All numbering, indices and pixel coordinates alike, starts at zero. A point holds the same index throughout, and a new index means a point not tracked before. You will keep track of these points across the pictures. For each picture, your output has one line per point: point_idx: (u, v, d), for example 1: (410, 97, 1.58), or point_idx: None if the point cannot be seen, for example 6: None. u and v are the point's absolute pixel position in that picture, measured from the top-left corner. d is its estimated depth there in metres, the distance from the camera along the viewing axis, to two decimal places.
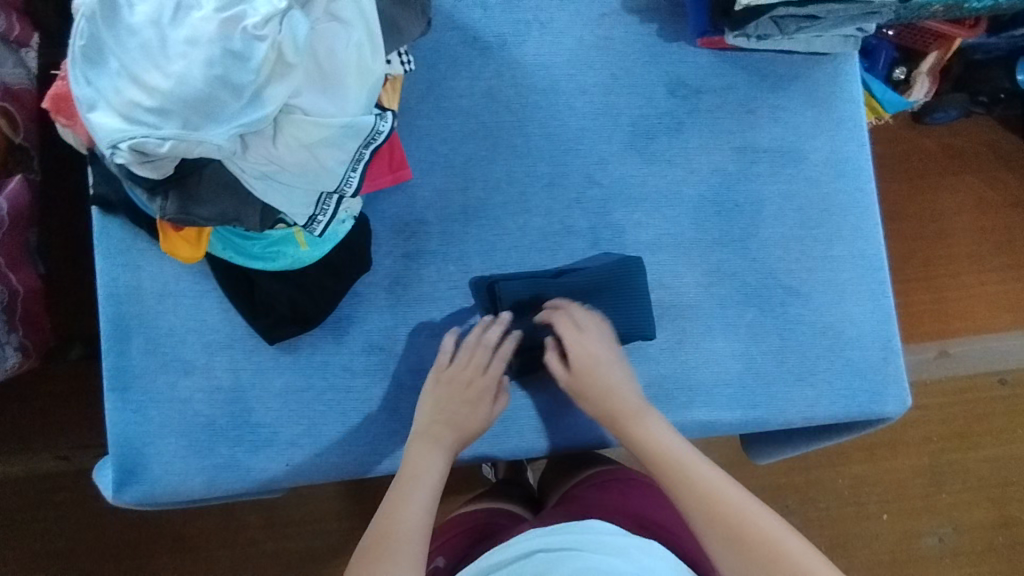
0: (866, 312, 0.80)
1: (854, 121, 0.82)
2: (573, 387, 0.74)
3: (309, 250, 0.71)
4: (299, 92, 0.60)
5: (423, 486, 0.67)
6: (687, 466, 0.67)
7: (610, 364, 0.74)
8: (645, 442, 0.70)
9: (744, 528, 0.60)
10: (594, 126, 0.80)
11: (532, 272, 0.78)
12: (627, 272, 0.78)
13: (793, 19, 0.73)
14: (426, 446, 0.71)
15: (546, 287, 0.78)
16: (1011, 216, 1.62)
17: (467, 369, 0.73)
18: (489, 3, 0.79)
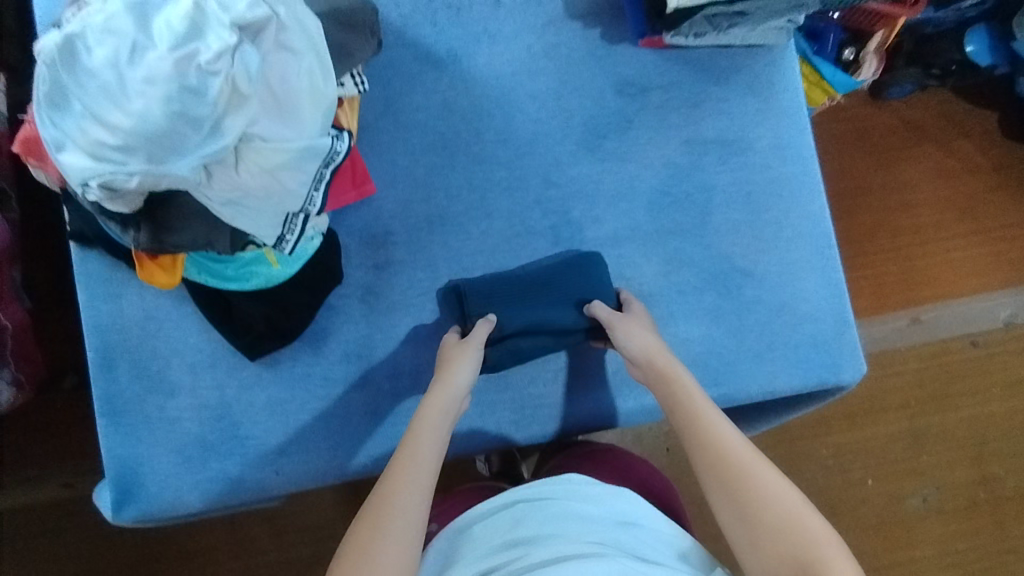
0: (819, 287, 0.84)
1: (794, 109, 0.86)
2: (616, 329, 0.75)
3: (281, 267, 0.74)
4: (257, 121, 0.63)
5: (427, 451, 0.65)
6: (702, 418, 0.67)
7: (644, 323, 0.77)
8: (671, 392, 0.71)
9: (744, 484, 0.61)
10: (548, 129, 0.83)
11: (495, 273, 0.81)
12: (590, 262, 0.81)
13: (725, 16, 0.77)
14: (434, 408, 0.69)
15: (509, 280, 0.80)
16: (972, 183, 1.67)
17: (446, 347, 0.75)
18: (437, 19, 0.83)
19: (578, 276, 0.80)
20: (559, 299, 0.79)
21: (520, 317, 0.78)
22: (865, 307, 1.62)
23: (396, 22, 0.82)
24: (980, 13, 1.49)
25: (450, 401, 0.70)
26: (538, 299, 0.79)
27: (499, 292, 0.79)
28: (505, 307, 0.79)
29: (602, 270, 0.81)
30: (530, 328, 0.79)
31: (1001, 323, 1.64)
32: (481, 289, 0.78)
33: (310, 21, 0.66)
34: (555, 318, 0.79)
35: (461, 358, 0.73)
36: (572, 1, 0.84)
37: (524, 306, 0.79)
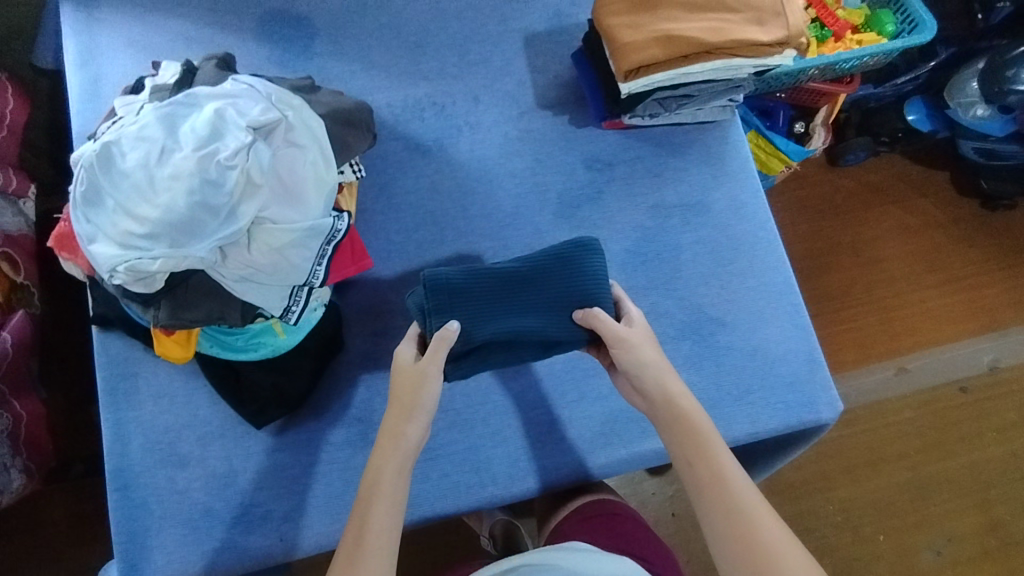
0: (788, 331, 0.90)
1: (747, 176, 0.96)
2: (616, 345, 0.75)
3: (288, 337, 0.80)
4: (268, 206, 0.71)
5: (383, 517, 0.68)
6: (729, 484, 0.68)
7: (643, 341, 0.76)
8: (696, 448, 0.70)
9: (767, 560, 0.63)
10: (527, 203, 0.92)
11: (484, 269, 0.81)
12: (587, 253, 0.82)
13: (674, 99, 0.89)
14: (385, 463, 0.71)
15: (500, 279, 0.80)
16: (935, 236, 1.77)
17: (406, 380, 0.74)
18: (424, 115, 0.94)
19: (571, 275, 0.81)
20: (538, 306, 0.79)
21: (495, 325, 0.77)
22: (850, 359, 1.67)
23: (388, 119, 0.94)
24: (915, 87, 1.64)
25: (402, 454, 0.72)
26: (515, 307, 0.79)
27: (469, 294, 0.78)
28: (492, 316, 0.78)
29: (599, 260, 0.82)
30: (506, 338, 0.77)
31: (985, 367, 1.69)
32: (449, 291, 0.77)
33: (314, 121, 0.76)
34: (534, 327, 0.78)
35: (414, 396, 0.73)
36: (542, 95, 0.96)
37: (498, 313, 0.79)
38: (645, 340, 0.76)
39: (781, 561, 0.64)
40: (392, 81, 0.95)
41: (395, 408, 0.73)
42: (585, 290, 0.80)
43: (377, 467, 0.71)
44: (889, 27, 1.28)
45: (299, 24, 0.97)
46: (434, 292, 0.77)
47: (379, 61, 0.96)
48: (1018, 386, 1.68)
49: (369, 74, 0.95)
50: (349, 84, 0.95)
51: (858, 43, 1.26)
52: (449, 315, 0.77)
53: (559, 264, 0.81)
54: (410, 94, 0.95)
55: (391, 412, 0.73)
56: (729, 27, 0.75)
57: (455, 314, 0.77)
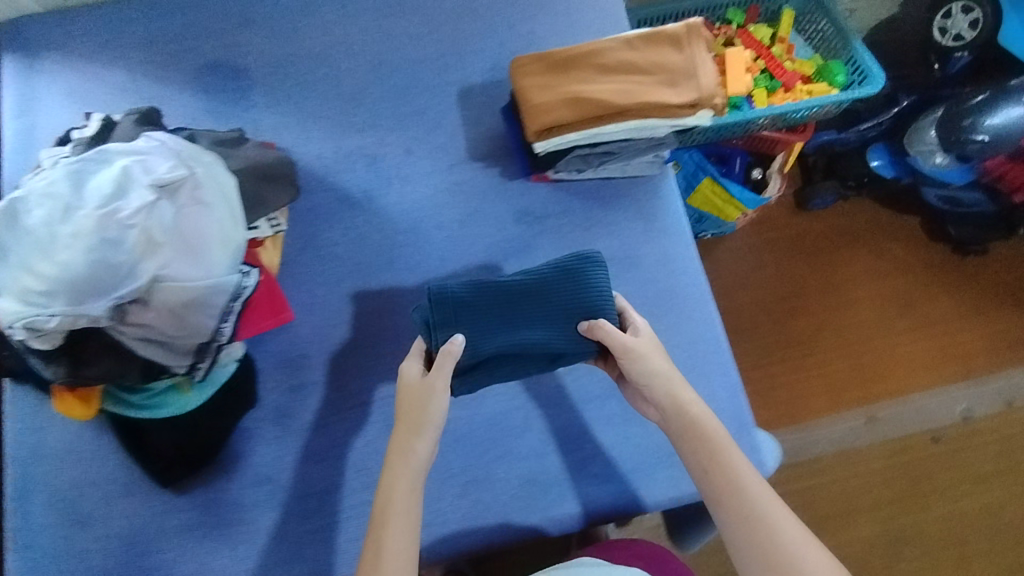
0: (717, 389, 0.88)
1: (679, 230, 0.95)
2: (625, 356, 0.75)
3: (195, 394, 0.79)
4: (168, 264, 0.70)
5: (398, 537, 0.68)
6: (746, 490, 0.68)
7: (652, 351, 0.75)
8: (712, 456, 0.71)
9: (788, 564, 0.64)
10: (454, 257, 0.92)
11: (493, 280, 0.82)
12: (592, 262, 0.83)
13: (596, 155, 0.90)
14: (397, 480, 0.71)
15: (509, 290, 0.81)
16: (907, 281, 1.75)
17: (415, 391, 0.74)
18: (355, 166, 0.94)
19: (576, 286, 0.81)
20: (544, 318, 0.80)
21: (501, 338, 0.78)
22: (820, 407, 1.63)
23: (319, 170, 0.94)
24: (879, 133, 1.60)
25: (413, 470, 0.71)
26: (522, 319, 0.80)
27: (475, 307, 0.79)
28: (497, 329, 0.79)
29: (603, 270, 0.83)
30: (513, 350, 0.78)
31: (958, 418, 1.64)
32: (454, 304, 0.79)
33: (225, 178, 0.76)
34: (541, 339, 0.79)
35: (423, 412, 0.73)
36: (474, 147, 0.96)
37: (505, 325, 0.79)
38: (653, 348, 0.76)
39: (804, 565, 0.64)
40: (326, 132, 0.95)
41: (405, 424, 0.73)
42: (589, 302, 0.80)
43: (389, 485, 0.71)
44: (840, 78, 1.28)
45: (235, 76, 0.97)
46: (441, 307, 0.78)
47: (313, 112, 0.96)
48: (992, 436, 1.64)
49: (302, 126, 0.96)
50: (282, 134, 0.95)
51: (809, 94, 1.27)
52: (455, 329, 0.78)
53: (564, 275, 0.82)
54: (342, 145, 0.95)
55: (399, 432, 0.72)
56: (640, 90, 0.75)
57: (461, 327, 0.78)
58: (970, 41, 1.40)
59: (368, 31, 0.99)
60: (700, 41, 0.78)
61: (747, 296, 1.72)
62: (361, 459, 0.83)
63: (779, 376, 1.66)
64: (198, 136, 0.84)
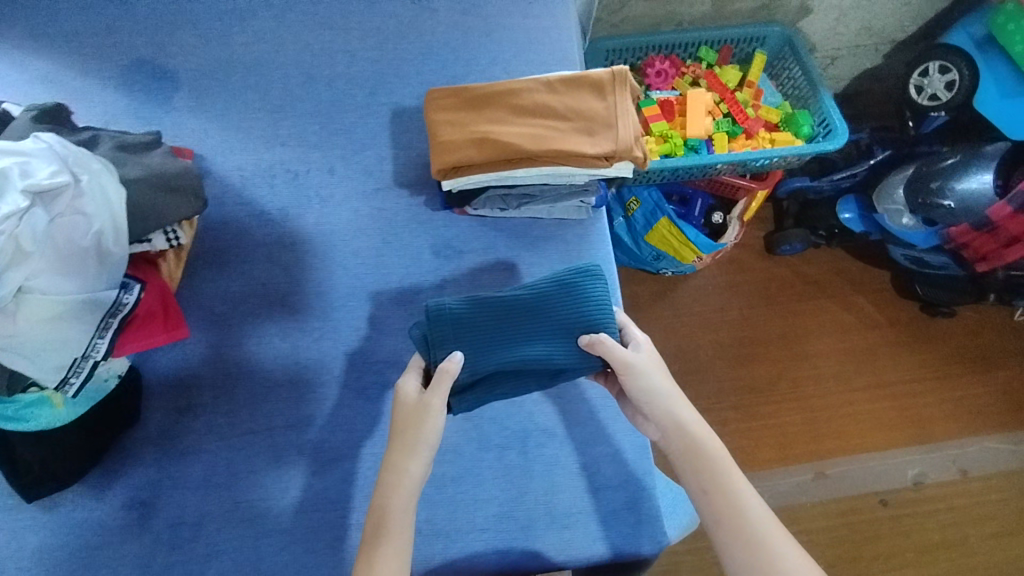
0: (622, 446, 0.84)
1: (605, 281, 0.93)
2: (626, 376, 0.72)
3: (67, 410, 0.74)
4: (35, 275, 0.67)
5: (395, 548, 0.65)
6: (744, 513, 0.65)
7: (653, 371, 0.72)
8: (712, 478, 0.67)
9: None
10: (366, 285, 0.88)
11: (494, 297, 0.80)
12: (592, 276, 0.80)
13: (515, 197, 0.89)
14: (394, 490, 0.67)
15: (511, 305, 0.79)
16: (869, 336, 1.70)
17: (411, 407, 0.70)
18: (275, 181, 0.91)
19: (577, 300, 0.79)
20: (544, 332, 0.77)
21: (502, 355, 0.76)
22: (767, 457, 1.58)
23: (237, 182, 0.91)
24: (852, 184, 1.56)
25: (408, 490, 0.67)
26: (522, 335, 0.77)
27: (475, 325, 0.78)
28: (497, 346, 0.77)
29: (603, 283, 0.80)
30: (515, 366, 0.75)
31: (909, 483, 1.58)
32: (454, 322, 0.77)
33: (112, 189, 0.72)
34: (542, 355, 0.76)
35: (417, 432, 0.69)
36: (401, 172, 0.93)
37: (506, 340, 0.77)
38: (654, 366, 0.73)
39: None
40: (248, 143, 0.92)
41: (400, 439, 0.69)
42: (587, 316, 0.78)
43: (385, 495, 0.67)
44: (805, 129, 1.25)
45: (162, 77, 0.94)
46: (439, 324, 0.77)
47: (237, 121, 0.93)
48: (943, 505, 1.57)
49: (224, 134, 0.92)
50: (201, 141, 0.92)
51: (771, 143, 1.24)
52: (453, 347, 0.76)
53: (563, 291, 0.80)
54: (264, 158, 0.92)
55: (394, 449, 0.68)
56: (553, 135, 0.72)
57: (459, 343, 0.77)
58: (945, 103, 1.35)
59: (305, 45, 0.97)
60: (626, 89, 0.75)
61: (706, 337, 1.67)
62: (241, 491, 0.79)
63: (729, 421, 1.61)
64: (102, 138, 0.81)
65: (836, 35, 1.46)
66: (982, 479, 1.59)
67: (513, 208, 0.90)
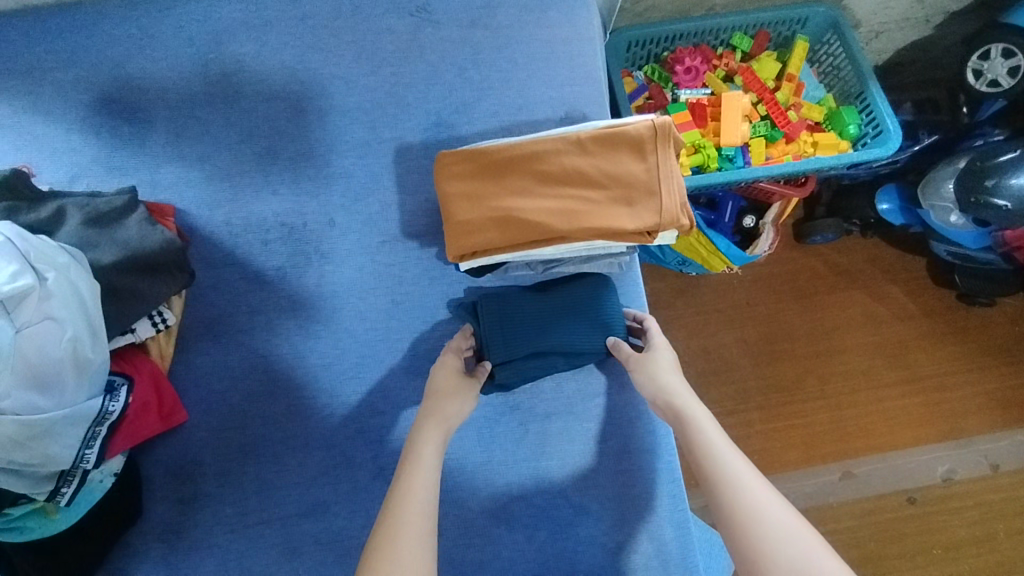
0: (661, 522, 0.78)
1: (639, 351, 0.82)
2: (633, 363, 0.75)
3: (62, 516, 0.68)
4: (6, 394, 0.58)
5: (425, 479, 0.63)
6: (736, 473, 0.61)
7: (660, 361, 0.74)
8: (700, 444, 0.65)
9: (781, 548, 0.54)
10: (376, 353, 0.80)
11: (518, 287, 0.82)
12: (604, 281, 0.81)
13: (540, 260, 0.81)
14: (431, 434, 0.68)
15: (533, 293, 0.80)
16: (901, 329, 1.58)
17: (447, 372, 0.74)
18: (269, 237, 0.82)
19: (595, 298, 0.79)
20: (568, 322, 0.78)
21: (529, 338, 0.77)
22: (793, 458, 1.48)
23: (226, 240, 0.81)
24: (891, 172, 1.45)
25: (444, 424, 0.69)
26: (549, 321, 0.78)
27: (507, 312, 0.78)
28: (520, 329, 0.78)
29: (614, 293, 0.80)
30: (539, 350, 0.77)
31: (939, 478, 1.48)
32: (495, 306, 0.78)
33: (83, 284, 0.64)
34: (565, 341, 0.77)
35: (456, 390, 0.72)
36: (409, 221, 0.83)
37: (538, 326, 0.78)
38: (663, 360, 0.74)
39: (799, 551, 0.54)
40: (236, 193, 0.83)
41: (433, 394, 0.72)
42: (606, 313, 0.79)
43: (424, 436, 0.67)
44: (852, 129, 1.13)
45: (131, 117, 0.83)
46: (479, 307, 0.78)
47: (221, 167, 0.83)
48: (973, 501, 1.48)
49: (209, 185, 0.83)
50: (185, 195, 0.82)
51: (812, 147, 1.12)
52: (487, 330, 0.77)
53: (582, 287, 0.80)
54: (254, 210, 0.82)
55: (432, 397, 0.71)
56: (586, 209, 0.62)
57: (496, 326, 0.77)
58: (1006, 90, 1.23)
59: (291, 72, 0.85)
60: (668, 142, 0.64)
61: (729, 335, 1.56)
62: None
63: (754, 423, 1.51)
64: (70, 210, 0.71)
65: (884, 9, 1.30)
66: (1014, 474, 1.49)
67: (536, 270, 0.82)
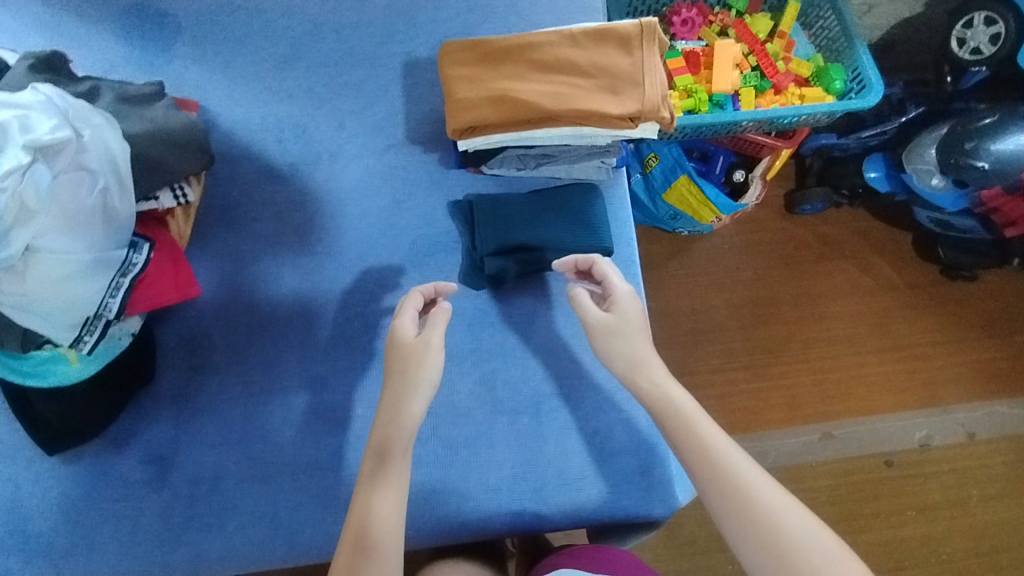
0: (634, 414, 0.83)
1: (623, 255, 0.86)
2: (602, 332, 0.74)
3: (83, 365, 0.74)
4: (42, 233, 0.65)
5: (392, 491, 0.65)
6: (714, 454, 0.65)
7: (635, 334, 0.73)
8: (680, 429, 0.68)
9: (765, 519, 0.60)
10: (376, 245, 0.86)
11: (513, 190, 0.88)
12: (592, 189, 0.87)
13: (534, 157, 0.86)
14: (400, 428, 0.69)
15: (526, 196, 0.87)
16: (886, 299, 1.56)
17: (412, 351, 0.71)
18: (283, 136, 0.88)
19: (582, 201, 0.86)
20: (556, 220, 0.84)
21: (520, 232, 0.84)
22: (775, 418, 1.47)
23: (244, 137, 0.88)
24: (881, 142, 1.46)
25: (407, 426, 0.69)
26: (538, 220, 0.85)
27: (502, 211, 0.85)
28: (512, 225, 0.85)
29: (600, 199, 0.86)
30: (530, 244, 0.84)
31: (916, 444, 1.47)
32: (492, 204, 0.86)
33: (115, 143, 0.70)
34: (552, 237, 0.84)
35: (417, 370, 0.70)
36: (414, 128, 0.89)
37: (529, 228, 0.84)
38: (635, 329, 0.74)
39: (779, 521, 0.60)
40: (255, 95, 0.89)
41: (397, 384, 0.70)
42: (592, 215, 0.85)
43: (394, 428, 0.68)
44: (838, 84, 1.19)
45: (161, 21, 0.90)
46: (477, 206, 0.86)
47: (243, 71, 0.90)
48: (949, 467, 1.46)
49: (230, 86, 0.89)
50: (208, 95, 0.88)
51: (800, 99, 1.18)
52: (482, 226, 0.84)
53: (573, 192, 0.86)
54: (271, 111, 0.89)
55: (394, 388, 0.70)
56: (576, 93, 0.68)
57: (491, 221, 0.85)
58: (988, 58, 1.28)
59: None
60: (654, 42, 0.70)
61: (717, 297, 1.54)
62: (256, 448, 0.80)
63: (738, 382, 1.49)
64: (103, 89, 0.77)
65: None
66: (990, 443, 1.48)
67: (530, 171, 0.88)
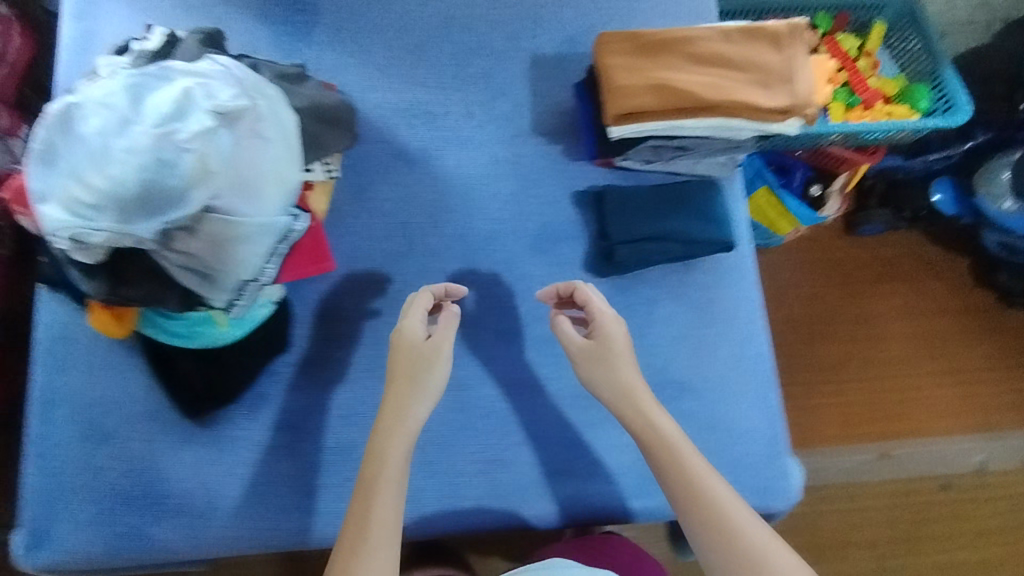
0: (751, 405, 0.85)
1: (742, 252, 0.90)
2: (589, 354, 0.73)
3: (231, 329, 0.76)
4: (219, 196, 0.68)
5: (388, 507, 0.63)
6: (700, 487, 0.64)
7: (626, 356, 0.72)
8: (670, 460, 0.66)
9: (759, 559, 0.60)
10: (503, 230, 0.89)
11: (640, 184, 0.91)
12: (715, 187, 0.91)
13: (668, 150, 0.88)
14: (397, 443, 0.67)
15: (653, 189, 0.89)
16: (941, 322, 1.49)
17: (407, 359, 0.70)
18: (415, 122, 0.92)
19: (707, 197, 0.89)
20: (685, 213, 0.87)
21: (649, 223, 0.87)
22: (831, 435, 1.41)
23: (378, 121, 0.91)
24: (946, 165, 1.41)
25: (407, 434, 0.68)
26: (666, 212, 0.87)
27: (631, 202, 0.88)
28: (641, 215, 0.87)
29: (722, 196, 0.90)
30: (658, 234, 0.86)
31: (973, 467, 1.43)
32: (622, 196, 0.88)
33: (284, 116, 0.73)
34: (681, 228, 0.86)
35: (420, 374, 0.70)
36: (540, 120, 0.93)
37: (656, 219, 0.87)
38: (627, 350, 0.73)
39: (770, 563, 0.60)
40: (388, 82, 0.93)
41: (399, 387, 0.69)
42: (717, 211, 0.88)
43: (387, 444, 0.67)
44: (924, 103, 1.22)
45: (301, 7, 0.93)
46: (606, 196, 0.89)
47: (377, 58, 0.93)
48: (1005, 492, 1.43)
49: (364, 72, 0.93)
50: (345, 79, 0.92)
51: (888, 115, 1.22)
52: (613, 215, 0.87)
53: (699, 189, 0.90)
54: (404, 98, 0.92)
55: (397, 393, 0.69)
56: (728, 85, 0.76)
57: (621, 211, 0.87)
58: None
59: None
60: (795, 45, 0.79)
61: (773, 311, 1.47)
62: None
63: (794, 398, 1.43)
64: (260, 67, 0.80)
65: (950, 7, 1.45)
66: None
67: (659, 164, 0.90)
